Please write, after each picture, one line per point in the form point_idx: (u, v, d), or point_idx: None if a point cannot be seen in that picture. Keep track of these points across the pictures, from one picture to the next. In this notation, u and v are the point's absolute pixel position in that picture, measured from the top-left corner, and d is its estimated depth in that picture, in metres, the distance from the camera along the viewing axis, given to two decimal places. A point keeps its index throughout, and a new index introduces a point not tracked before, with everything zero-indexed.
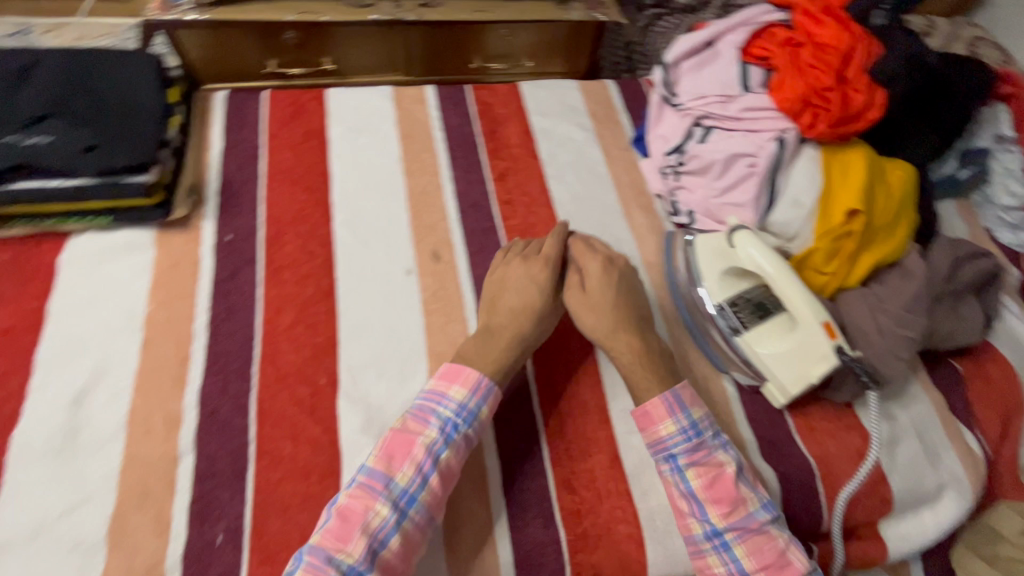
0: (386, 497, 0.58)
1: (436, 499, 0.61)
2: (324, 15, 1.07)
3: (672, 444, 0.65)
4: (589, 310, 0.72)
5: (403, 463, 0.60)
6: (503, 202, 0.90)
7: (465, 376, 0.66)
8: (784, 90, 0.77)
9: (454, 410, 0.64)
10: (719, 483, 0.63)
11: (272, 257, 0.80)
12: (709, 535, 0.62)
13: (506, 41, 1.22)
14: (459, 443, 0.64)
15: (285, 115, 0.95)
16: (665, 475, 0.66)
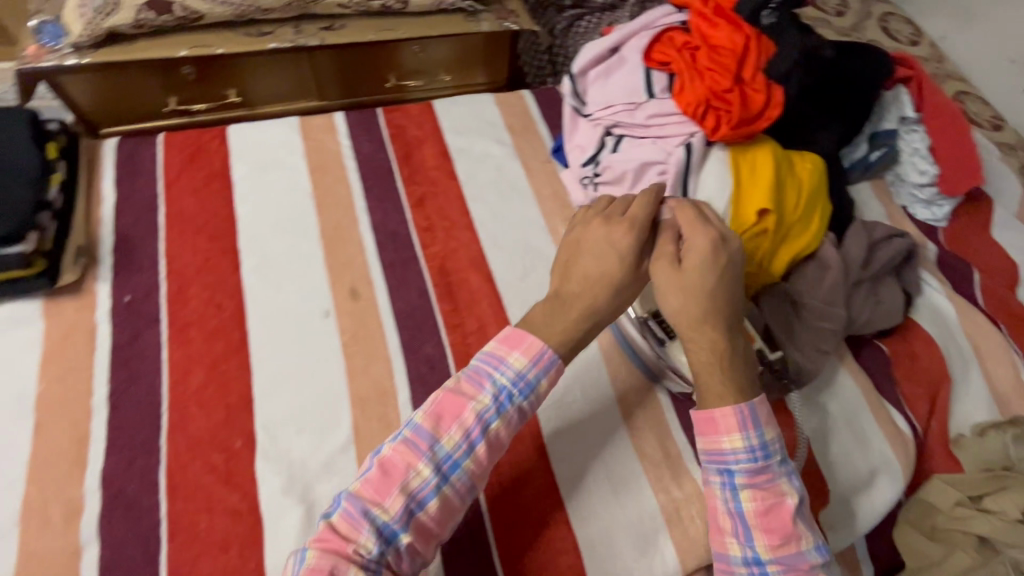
0: (429, 459, 0.56)
1: (480, 469, 0.59)
2: (219, 48, 1.00)
3: (734, 460, 0.60)
4: (672, 292, 0.63)
5: (451, 425, 0.58)
6: (422, 229, 0.88)
7: (526, 346, 0.62)
8: (687, 95, 0.77)
9: (511, 379, 0.60)
10: (776, 512, 0.59)
11: (177, 314, 0.76)
12: (746, 560, 0.59)
13: (420, 57, 1.18)
14: (511, 416, 0.60)
15: (183, 158, 0.89)
16: (715, 486, 0.61)
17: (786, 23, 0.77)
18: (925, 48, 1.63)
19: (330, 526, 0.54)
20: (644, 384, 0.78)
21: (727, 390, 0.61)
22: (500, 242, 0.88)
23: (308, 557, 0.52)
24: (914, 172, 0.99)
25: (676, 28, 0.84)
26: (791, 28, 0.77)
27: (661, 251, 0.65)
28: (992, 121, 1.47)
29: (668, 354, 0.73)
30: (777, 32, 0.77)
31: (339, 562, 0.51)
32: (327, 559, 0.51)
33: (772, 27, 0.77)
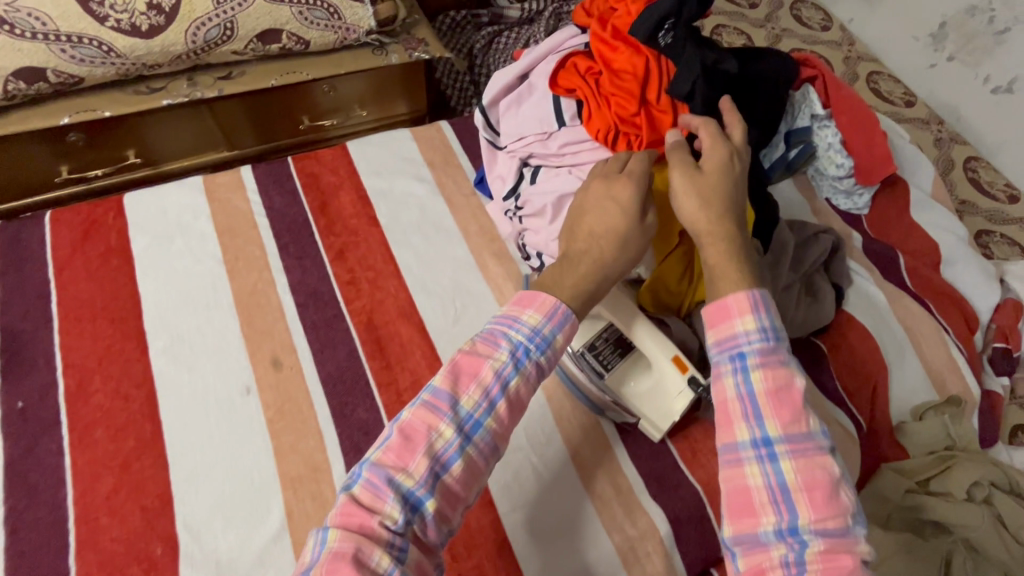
0: (451, 420, 0.51)
1: (504, 429, 0.53)
2: (106, 110, 0.94)
3: (746, 341, 0.50)
4: (687, 203, 0.61)
5: (469, 385, 0.52)
6: (345, 282, 0.84)
7: (540, 301, 0.57)
8: (598, 120, 0.76)
9: (527, 334, 0.55)
10: (789, 392, 0.49)
11: (79, 413, 0.69)
12: (755, 443, 0.48)
13: (331, 95, 1.13)
14: (531, 372, 0.55)
15: (75, 236, 0.83)
16: (723, 374, 0.51)
17: (685, 39, 0.73)
18: (836, 32, 1.68)
19: (351, 498, 0.48)
20: (588, 416, 0.76)
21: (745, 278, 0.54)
22: (428, 286, 0.84)
23: (331, 537, 0.46)
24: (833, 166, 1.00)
25: (580, 51, 0.81)
26: (690, 44, 0.73)
27: (676, 167, 0.64)
28: (904, 97, 1.53)
29: (607, 386, 0.71)
30: (677, 51, 0.73)
31: (363, 541, 0.45)
32: (350, 540, 0.45)
33: (671, 45, 0.73)
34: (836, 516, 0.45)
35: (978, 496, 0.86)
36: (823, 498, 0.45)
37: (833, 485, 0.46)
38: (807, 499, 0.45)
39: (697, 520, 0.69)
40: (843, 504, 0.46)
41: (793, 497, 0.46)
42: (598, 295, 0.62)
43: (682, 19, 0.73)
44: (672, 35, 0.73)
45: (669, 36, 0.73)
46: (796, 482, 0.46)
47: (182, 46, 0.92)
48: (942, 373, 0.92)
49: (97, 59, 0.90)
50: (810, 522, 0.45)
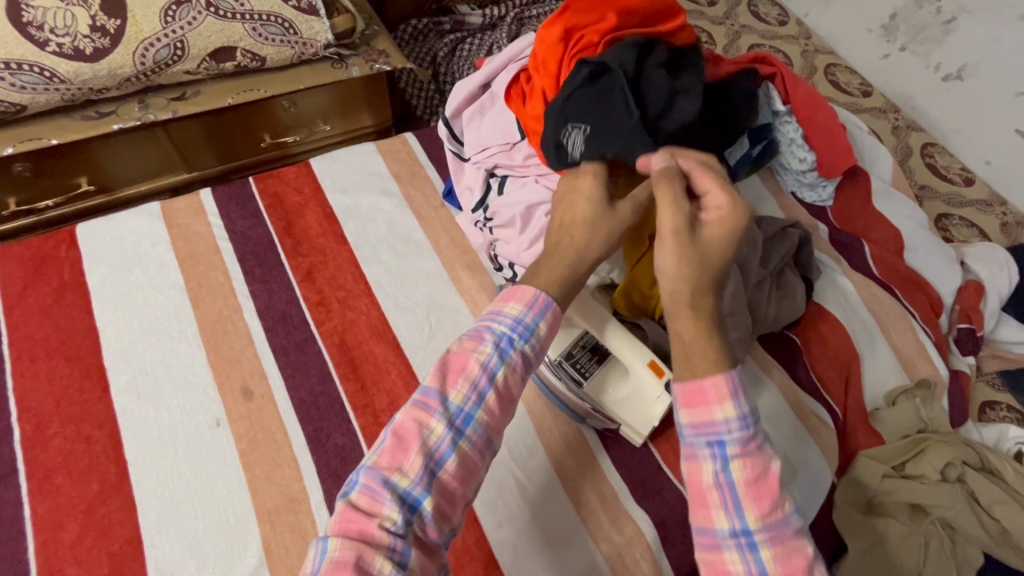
0: (441, 416, 0.49)
1: (496, 421, 0.52)
2: (52, 138, 0.90)
3: (726, 429, 0.47)
4: (665, 261, 0.54)
5: (457, 381, 0.51)
6: (315, 304, 0.82)
7: (520, 291, 0.56)
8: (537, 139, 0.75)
9: (510, 324, 0.53)
10: (767, 480, 0.47)
11: (37, 460, 0.66)
12: (734, 533, 0.46)
13: (292, 112, 1.11)
14: (518, 363, 0.53)
15: (25, 272, 0.79)
16: (701, 458, 0.48)
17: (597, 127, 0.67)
18: (793, 27, 1.72)
19: (349, 505, 0.46)
20: (569, 425, 0.76)
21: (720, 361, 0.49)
22: (401, 303, 0.83)
23: (331, 547, 0.44)
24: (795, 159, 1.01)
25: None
26: (605, 127, 0.67)
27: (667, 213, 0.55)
28: (861, 87, 1.58)
29: (586, 394, 0.70)
30: (598, 139, 0.67)
31: (364, 548, 0.43)
32: (350, 548, 0.43)
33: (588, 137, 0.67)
34: None
35: (951, 476, 0.89)
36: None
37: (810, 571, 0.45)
38: None
39: (682, 522, 0.70)
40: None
41: None
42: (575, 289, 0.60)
43: (580, 117, 0.68)
44: (582, 133, 0.68)
45: (581, 137, 0.68)
46: (775, 570, 0.45)
47: (131, 68, 0.89)
48: (911, 357, 0.94)
49: (40, 86, 0.86)
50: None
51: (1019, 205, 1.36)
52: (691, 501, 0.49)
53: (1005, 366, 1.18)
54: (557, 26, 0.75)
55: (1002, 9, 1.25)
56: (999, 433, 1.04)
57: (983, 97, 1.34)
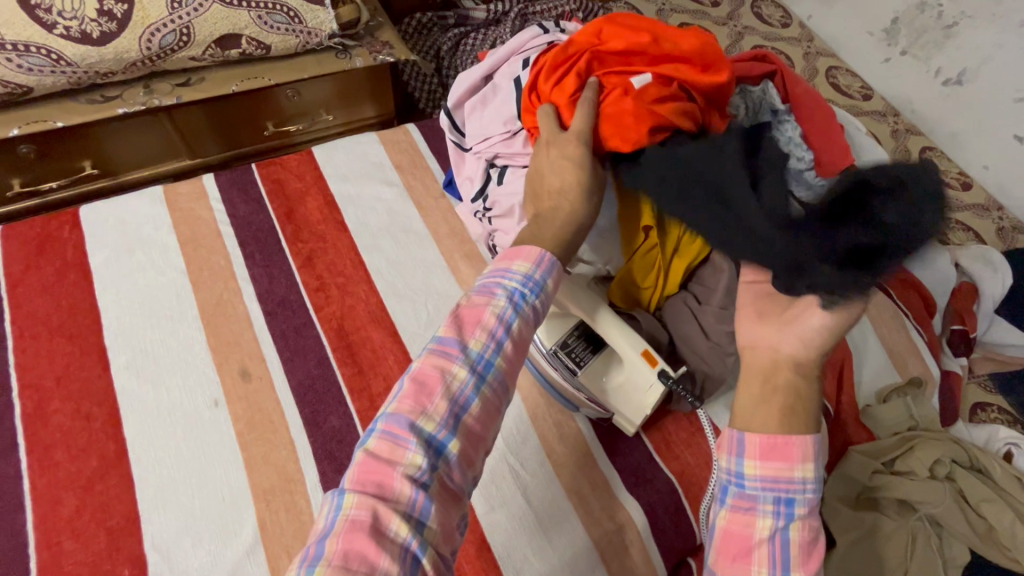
0: (461, 363, 0.51)
1: (512, 367, 0.54)
2: (58, 120, 0.91)
3: (801, 490, 0.47)
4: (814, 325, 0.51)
5: (474, 330, 0.52)
6: (315, 289, 0.82)
7: (525, 251, 0.58)
8: (530, 114, 0.76)
9: (520, 280, 0.56)
10: (816, 549, 0.48)
11: (38, 435, 0.67)
12: None
13: (295, 101, 1.12)
14: (529, 315, 0.55)
15: (29, 252, 0.80)
16: (761, 512, 0.48)
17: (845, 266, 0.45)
18: (796, 29, 1.73)
19: (368, 454, 0.47)
20: (565, 414, 0.77)
21: (784, 410, 0.51)
22: (399, 289, 0.84)
23: (346, 503, 0.44)
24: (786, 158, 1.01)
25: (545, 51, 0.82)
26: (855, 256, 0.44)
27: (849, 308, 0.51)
28: (862, 90, 1.59)
29: (581, 383, 0.71)
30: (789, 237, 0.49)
31: (380, 505, 0.44)
32: (366, 508, 0.43)
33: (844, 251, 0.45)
34: None
35: (941, 474, 0.90)
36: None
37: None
38: None
39: (672, 510, 0.71)
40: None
41: None
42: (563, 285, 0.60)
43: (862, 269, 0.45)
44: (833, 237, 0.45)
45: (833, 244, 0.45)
46: None
47: (136, 53, 0.90)
48: (904, 357, 0.95)
49: (46, 69, 0.87)
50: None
51: (1015, 211, 1.38)
52: (728, 551, 0.48)
53: (996, 368, 1.19)
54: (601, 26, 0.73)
55: (1003, 15, 1.25)
56: (989, 434, 1.05)
57: (982, 102, 1.35)
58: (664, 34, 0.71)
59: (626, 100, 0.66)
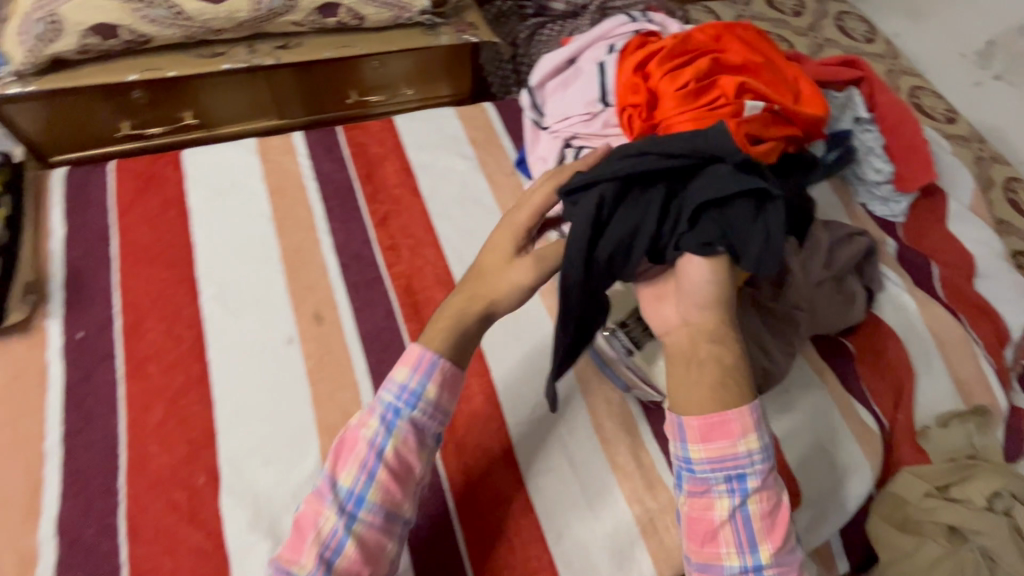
0: (332, 503, 0.59)
1: (391, 496, 0.59)
2: (170, 71, 0.99)
3: (748, 464, 0.55)
4: (699, 282, 0.59)
5: (347, 463, 0.60)
6: (387, 247, 0.87)
7: (405, 358, 0.63)
8: (625, 90, 0.78)
9: (395, 393, 0.61)
10: (776, 513, 0.56)
11: (134, 348, 0.73)
12: (745, 567, 0.55)
13: (380, 72, 1.17)
14: (404, 433, 0.61)
15: (136, 185, 0.87)
16: (717, 493, 0.56)
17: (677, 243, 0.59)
18: (880, 45, 1.65)
19: None
20: (615, 395, 0.78)
21: (716, 384, 0.56)
22: (465, 257, 0.87)
23: None
24: (854, 177, 1.03)
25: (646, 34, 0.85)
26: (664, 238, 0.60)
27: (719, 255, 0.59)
28: (945, 115, 1.49)
29: (636, 364, 0.73)
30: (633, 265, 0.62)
31: None
32: None
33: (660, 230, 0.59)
34: None
35: (1001, 508, 0.83)
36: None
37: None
38: None
39: None
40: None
41: None
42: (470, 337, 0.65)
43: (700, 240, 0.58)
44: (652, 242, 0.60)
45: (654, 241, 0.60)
46: None
47: (246, 14, 0.97)
48: (969, 384, 0.92)
49: (167, 21, 0.94)
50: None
51: None
52: (695, 532, 0.57)
53: None
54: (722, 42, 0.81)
55: None
56: None
57: None
58: (789, 90, 0.78)
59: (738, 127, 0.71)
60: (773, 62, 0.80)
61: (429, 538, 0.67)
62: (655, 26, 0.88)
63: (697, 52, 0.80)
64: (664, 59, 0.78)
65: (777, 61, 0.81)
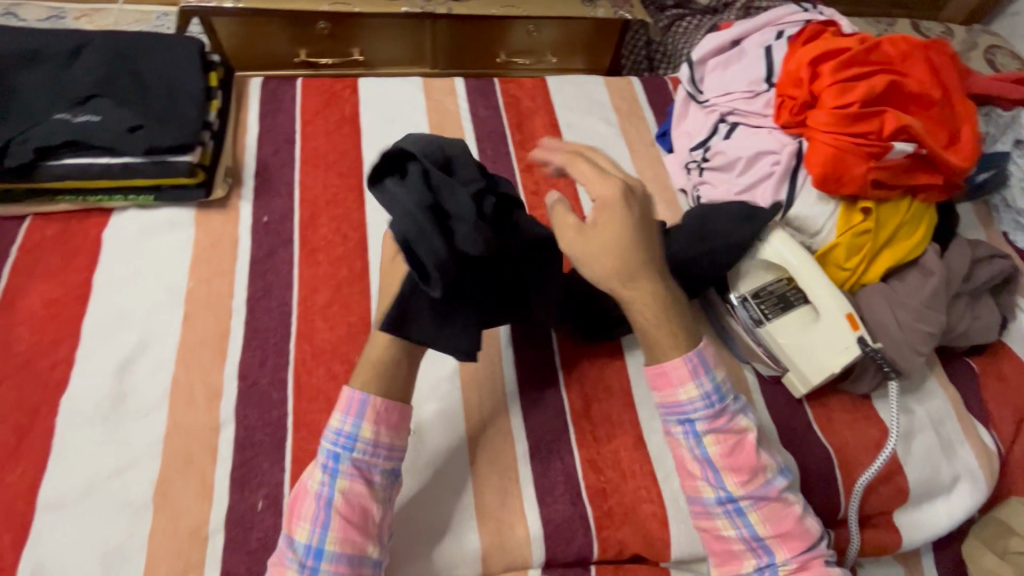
0: (293, 561, 0.55)
1: (351, 543, 0.55)
2: (356, 7, 1.11)
3: (692, 409, 0.63)
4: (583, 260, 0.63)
5: (300, 519, 0.56)
6: (530, 192, 0.92)
7: (338, 400, 0.61)
8: (790, 84, 0.82)
9: (331, 439, 0.59)
10: (736, 449, 0.63)
11: (309, 238, 0.82)
12: (722, 502, 0.62)
13: (532, 38, 1.25)
14: (350, 475, 0.58)
15: (319, 101, 0.96)
16: (678, 437, 0.64)
17: (448, 246, 0.54)
18: None
19: None
20: (733, 363, 0.80)
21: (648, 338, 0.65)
22: None
23: None
24: (1001, 205, 1.00)
25: (821, 28, 0.86)
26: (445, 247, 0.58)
27: (560, 226, 0.63)
28: None
29: (764, 336, 0.76)
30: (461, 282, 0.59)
31: None
32: None
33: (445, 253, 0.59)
34: (804, 548, 0.61)
35: None
36: (793, 536, 0.61)
37: (797, 521, 0.61)
38: (781, 546, 0.61)
39: (822, 475, 0.73)
40: (809, 533, 0.61)
41: (762, 537, 0.61)
42: (405, 361, 0.63)
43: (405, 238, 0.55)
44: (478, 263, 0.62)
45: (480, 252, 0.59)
46: (765, 530, 0.61)
47: None
48: None
49: None
50: (784, 558, 0.60)
51: None
52: (682, 475, 0.65)
53: None
54: (908, 61, 0.78)
55: None
56: None
57: None
58: (947, 131, 0.77)
59: (869, 165, 0.74)
60: (951, 98, 0.78)
61: (545, 448, 0.70)
62: (827, 17, 0.89)
63: (878, 65, 0.78)
64: (839, 61, 0.77)
65: (952, 95, 0.78)
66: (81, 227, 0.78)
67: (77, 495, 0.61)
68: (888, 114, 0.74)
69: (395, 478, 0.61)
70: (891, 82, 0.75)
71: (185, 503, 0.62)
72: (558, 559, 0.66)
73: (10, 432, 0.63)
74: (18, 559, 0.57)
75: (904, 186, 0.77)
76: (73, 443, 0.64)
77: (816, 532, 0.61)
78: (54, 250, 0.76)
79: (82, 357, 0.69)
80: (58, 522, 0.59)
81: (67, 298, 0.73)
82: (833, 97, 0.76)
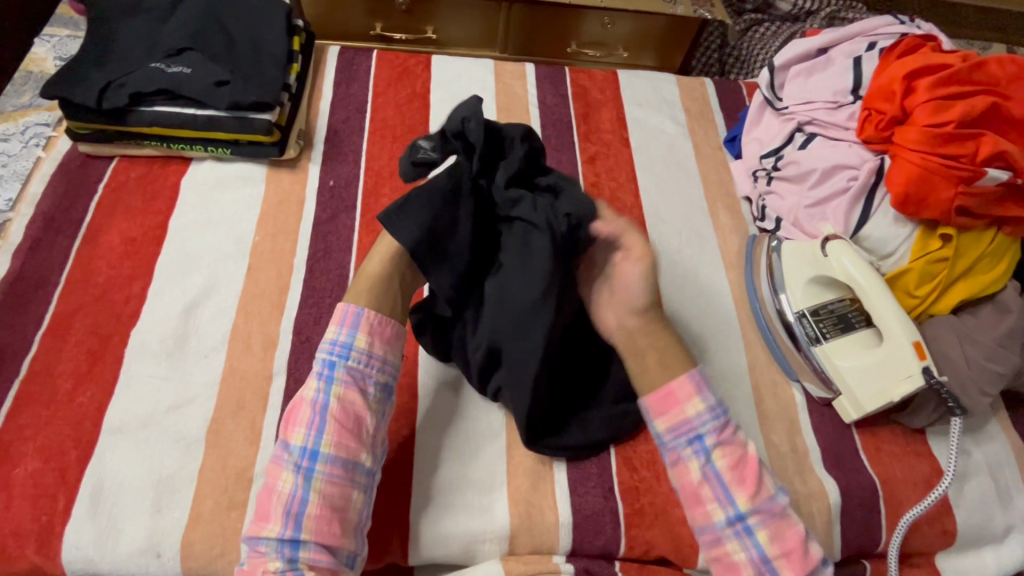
0: (289, 464, 0.58)
1: (343, 445, 0.58)
2: None
3: (701, 424, 0.62)
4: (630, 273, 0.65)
5: (296, 426, 0.60)
6: (590, 183, 0.91)
7: (333, 315, 0.64)
8: (880, 97, 0.78)
9: (326, 347, 0.62)
10: (742, 466, 0.61)
11: (370, 205, 0.84)
12: (732, 523, 0.60)
13: (606, 30, 1.23)
14: (343, 379, 0.61)
15: (392, 74, 0.98)
16: (687, 457, 0.62)
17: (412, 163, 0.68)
18: None
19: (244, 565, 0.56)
20: (781, 379, 0.77)
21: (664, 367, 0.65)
22: (660, 211, 0.89)
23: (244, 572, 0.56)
24: None
25: (919, 41, 0.82)
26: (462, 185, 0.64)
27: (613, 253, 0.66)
28: None
29: (819, 354, 0.74)
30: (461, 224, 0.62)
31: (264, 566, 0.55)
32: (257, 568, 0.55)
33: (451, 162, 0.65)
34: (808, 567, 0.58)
35: None
36: (797, 556, 0.58)
37: (802, 539, 0.59)
38: (786, 566, 0.58)
39: (866, 505, 0.69)
40: (812, 554, 0.59)
41: (770, 557, 0.58)
42: (398, 279, 0.66)
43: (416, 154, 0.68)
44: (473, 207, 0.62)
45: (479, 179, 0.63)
46: (773, 551, 0.59)
47: None
48: None
49: None
50: None
51: None
52: (688, 503, 0.62)
53: None
54: (1012, 83, 0.74)
55: None
56: None
57: None
58: None
59: (959, 189, 0.70)
60: None
61: None
62: (926, 32, 0.84)
63: (980, 85, 0.74)
64: (938, 77, 0.73)
65: None
66: (162, 173, 0.82)
67: (137, 423, 0.65)
68: (985, 138, 0.70)
69: (387, 395, 0.64)
70: (993, 103, 0.71)
71: (234, 444, 0.65)
72: (584, 549, 0.66)
73: (84, 356, 0.68)
74: (81, 474, 0.61)
75: (989, 216, 0.73)
76: (138, 374, 0.67)
77: (819, 555, 0.59)
78: (135, 192, 0.80)
79: (152, 295, 0.73)
80: (118, 445, 0.63)
81: (144, 239, 0.77)
82: (928, 114, 0.73)
